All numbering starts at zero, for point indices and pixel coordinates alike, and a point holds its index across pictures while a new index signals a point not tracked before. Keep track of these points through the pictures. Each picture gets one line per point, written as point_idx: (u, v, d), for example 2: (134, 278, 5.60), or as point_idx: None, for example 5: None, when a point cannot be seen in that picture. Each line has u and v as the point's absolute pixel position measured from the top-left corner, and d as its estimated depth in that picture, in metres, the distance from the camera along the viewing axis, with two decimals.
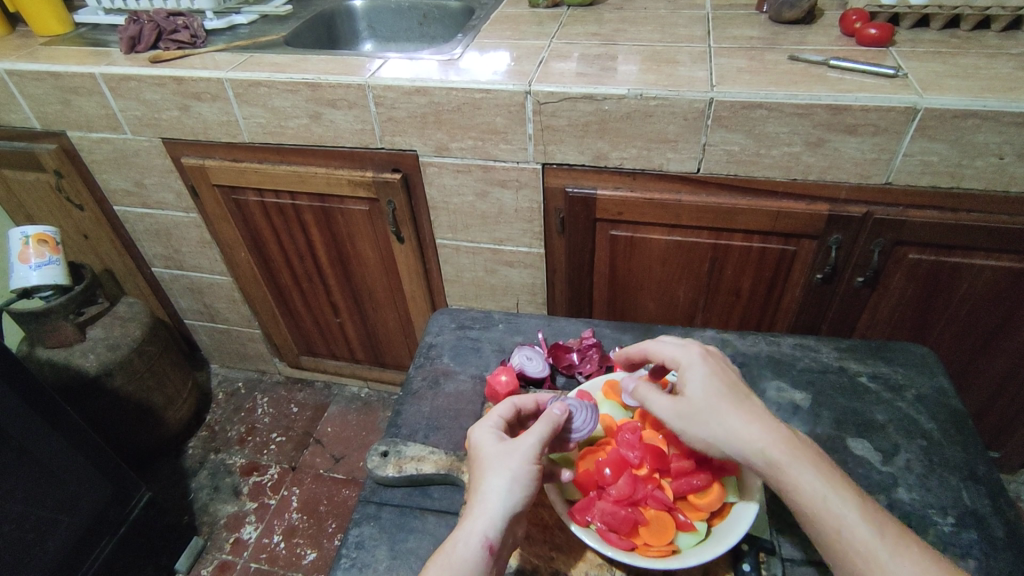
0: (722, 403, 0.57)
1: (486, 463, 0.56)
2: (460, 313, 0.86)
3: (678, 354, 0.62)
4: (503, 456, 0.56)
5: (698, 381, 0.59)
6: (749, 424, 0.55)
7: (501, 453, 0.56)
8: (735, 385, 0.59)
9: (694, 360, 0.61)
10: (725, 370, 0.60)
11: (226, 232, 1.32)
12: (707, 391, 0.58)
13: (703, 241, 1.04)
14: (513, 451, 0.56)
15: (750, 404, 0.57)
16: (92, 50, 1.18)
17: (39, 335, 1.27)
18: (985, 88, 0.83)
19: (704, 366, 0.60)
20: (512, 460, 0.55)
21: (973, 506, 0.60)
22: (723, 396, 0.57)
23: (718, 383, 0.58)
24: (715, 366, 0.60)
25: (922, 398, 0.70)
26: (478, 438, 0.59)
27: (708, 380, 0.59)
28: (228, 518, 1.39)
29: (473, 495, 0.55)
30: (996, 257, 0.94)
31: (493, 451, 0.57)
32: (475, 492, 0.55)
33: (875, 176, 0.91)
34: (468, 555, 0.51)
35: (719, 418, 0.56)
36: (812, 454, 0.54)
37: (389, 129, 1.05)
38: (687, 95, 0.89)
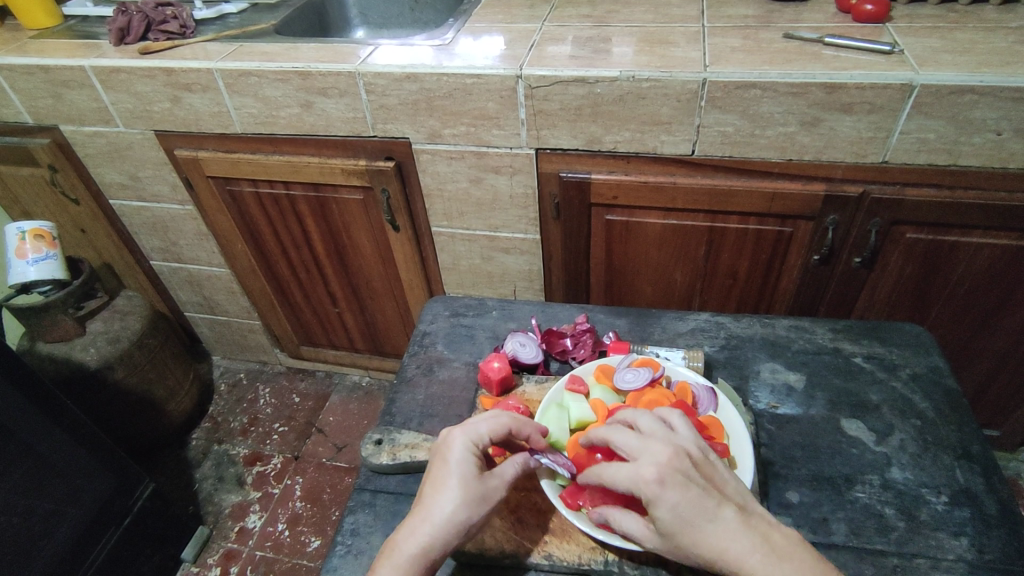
0: (700, 534, 0.50)
1: (455, 491, 0.55)
2: (454, 300, 0.86)
3: (630, 477, 0.52)
4: (474, 494, 0.55)
5: (665, 516, 0.50)
6: (732, 555, 0.49)
7: (472, 489, 0.55)
8: (706, 504, 0.50)
9: (654, 492, 0.50)
10: (688, 492, 0.50)
11: (222, 223, 1.32)
12: (679, 522, 0.50)
13: (700, 223, 1.03)
14: (484, 493, 0.55)
15: (727, 523, 0.50)
16: (81, 43, 1.17)
17: (39, 330, 1.28)
18: (983, 63, 0.82)
19: (666, 499, 0.50)
20: (479, 503, 0.55)
21: (966, 485, 0.60)
22: (697, 526, 0.50)
23: (688, 513, 0.50)
24: (677, 490, 0.50)
25: (917, 377, 0.70)
26: (457, 456, 0.56)
27: (678, 512, 0.50)
28: (233, 507, 1.40)
29: (428, 515, 0.54)
30: (994, 235, 0.93)
31: (465, 482, 0.55)
32: (432, 515, 0.54)
33: (871, 155, 0.90)
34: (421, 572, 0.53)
35: (699, 553, 0.50)
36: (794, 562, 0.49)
37: (381, 117, 1.04)
38: (680, 76, 0.87)
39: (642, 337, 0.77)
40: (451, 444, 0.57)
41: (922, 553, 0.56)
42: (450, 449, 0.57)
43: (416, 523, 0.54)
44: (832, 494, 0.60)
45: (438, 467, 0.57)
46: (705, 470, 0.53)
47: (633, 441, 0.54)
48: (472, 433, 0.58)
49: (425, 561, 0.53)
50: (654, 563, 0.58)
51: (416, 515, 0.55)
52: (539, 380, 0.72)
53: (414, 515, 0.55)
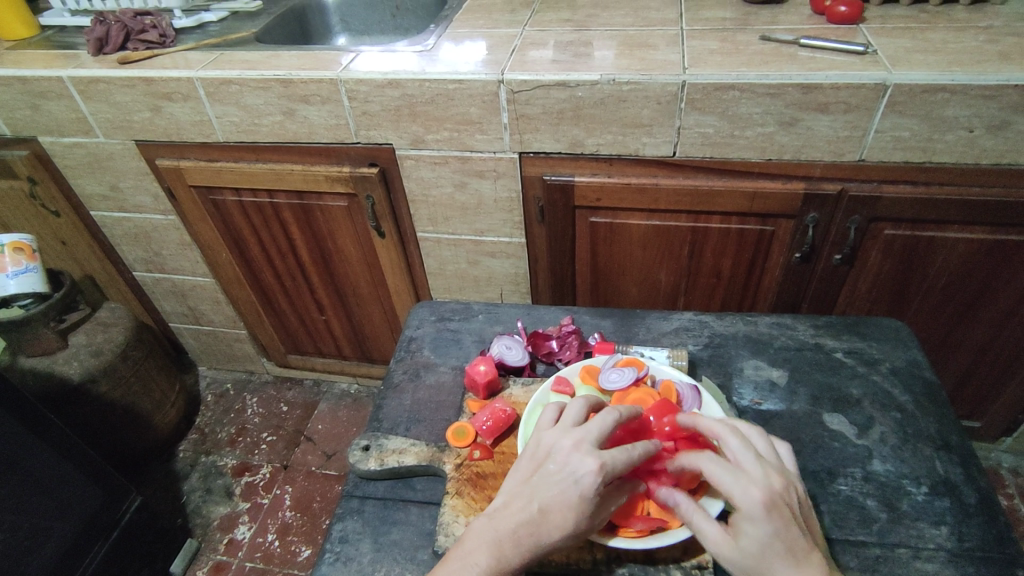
0: (777, 565, 0.49)
1: (569, 525, 0.52)
2: (440, 305, 0.86)
3: (734, 490, 0.50)
4: (581, 529, 0.52)
5: (754, 539, 0.49)
6: None
7: (584, 527, 0.52)
8: (798, 540, 0.49)
9: (756, 512, 0.49)
10: (790, 523, 0.49)
11: (206, 232, 1.31)
12: (760, 548, 0.49)
13: (682, 224, 1.04)
14: (591, 527, 0.53)
15: (807, 561, 0.49)
16: (59, 53, 1.16)
17: (20, 344, 1.26)
18: (953, 62, 0.84)
19: (764, 523, 0.49)
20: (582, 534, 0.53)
21: (945, 475, 0.61)
22: (781, 559, 0.49)
23: (777, 543, 0.49)
24: (780, 520, 0.49)
25: (895, 371, 0.72)
26: (586, 495, 0.52)
27: (767, 540, 0.49)
28: (221, 519, 1.39)
29: (534, 534, 0.52)
30: (969, 230, 0.95)
31: (581, 520, 0.52)
32: (539, 538, 0.52)
33: (848, 154, 0.91)
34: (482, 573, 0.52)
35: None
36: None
37: (364, 123, 1.04)
38: (660, 79, 0.89)
39: (628, 337, 0.78)
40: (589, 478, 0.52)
41: (903, 543, 0.57)
42: (584, 478, 0.52)
43: (515, 537, 0.52)
44: (815, 487, 0.61)
45: (562, 492, 0.52)
46: (805, 509, 0.52)
47: (747, 460, 0.52)
48: (606, 470, 0.52)
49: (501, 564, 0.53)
50: (642, 560, 0.58)
51: (518, 529, 0.53)
52: (526, 382, 0.72)
53: (514, 528, 0.53)
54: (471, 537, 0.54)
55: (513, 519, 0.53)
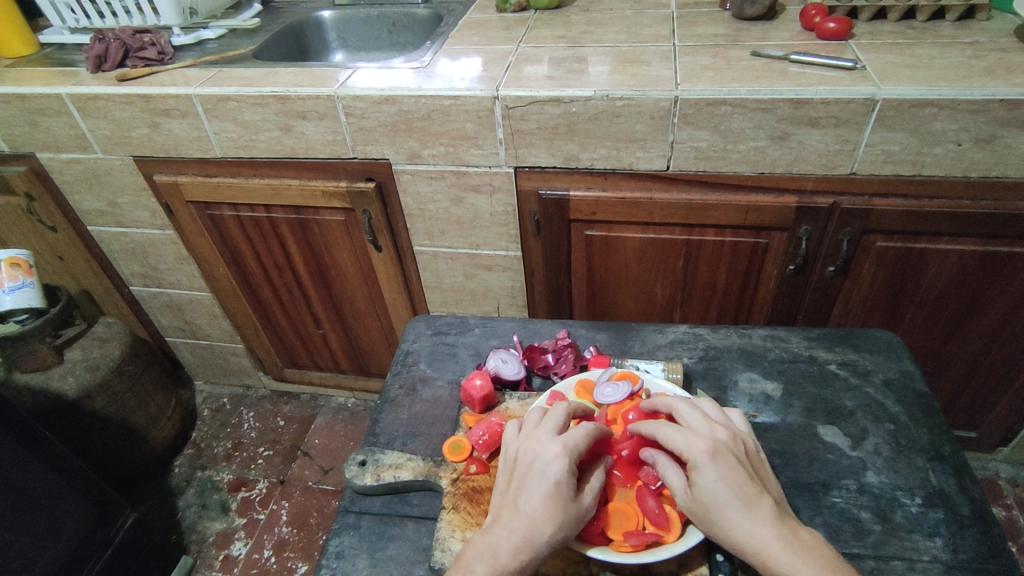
0: (730, 511, 0.52)
1: (557, 513, 0.53)
2: (436, 319, 0.86)
3: (682, 444, 0.55)
4: (571, 515, 0.54)
5: (706, 486, 0.53)
6: (757, 533, 0.51)
7: (570, 510, 0.54)
8: (748, 487, 0.53)
9: (702, 458, 0.54)
10: (736, 470, 0.53)
11: (203, 247, 1.31)
12: (714, 494, 0.52)
13: (677, 237, 1.05)
14: (580, 511, 0.54)
15: (759, 505, 0.52)
16: (58, 70, 1.17)
17: (15, 360, 1.25)
18: (940, 77, 0.85)
19: (711, 468, 0.53)
20: (575, 525, 0.54)
21: (939, 486, 0.62)
22: (733, 503, 0.52)
23: (727, 488, 0.52)
24: (727, 464, 0.53)
25: (888, 382, 0.72)
26: (560, 476, 0.54)
27: (717, 485, 0.52)
28: (217, 535, 1.38)
29: (528, 535, 0.52)
30: (960, 241, 0.96)
31: (565, 503, 0.54)
32: (534, 537, 0.52)
33: (839, 167, 0.92)
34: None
35: (724, 528, 0.52)
36: (819, 558, 0.50)
37: (360, 139, 1.05)
38: (653, 95, 0.90)
39: (623, 350, 0.78)
40: (551, 460, 0.55)
41: (898, 555, 0.57)
42: (552, 462, 0.55)
43: (513, 543, 0.52)
44: (810, 500, 0.61)
45: (536, 482, 0.54)
46: (754, 459, 0.56)
47: (694, 421, 0.57)
48: (571, 450, 0.56)
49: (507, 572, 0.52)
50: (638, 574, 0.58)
51: (513, 535, 0.53)
52: (522, 397, 0.72)
53: (509, 533, 0.53)
54: (472, 553, 0.53)
55: (504, 527, 0.53)
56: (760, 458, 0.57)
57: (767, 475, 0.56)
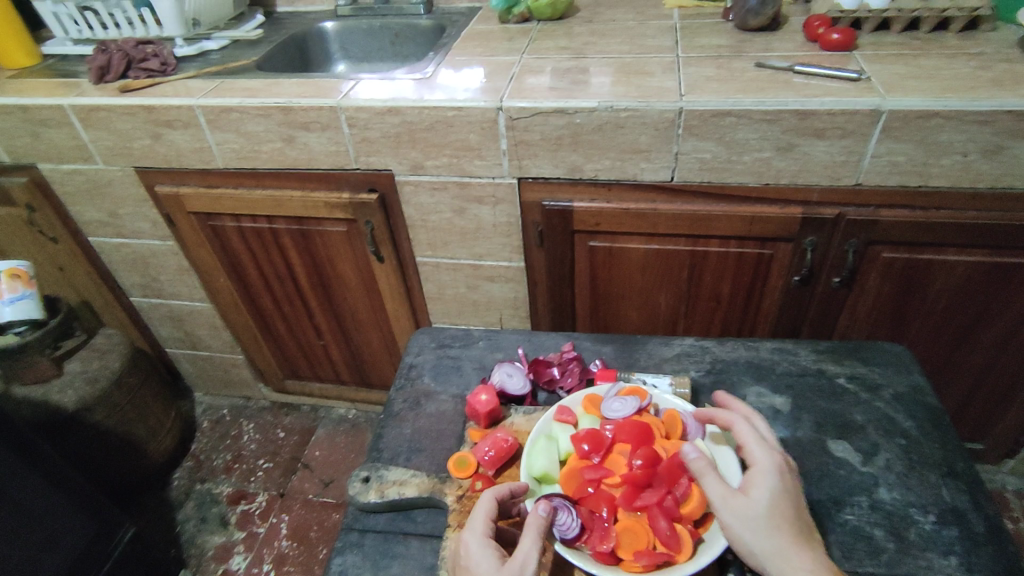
0: (781, 525, 0.53)
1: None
2: (440, 331, 0.85)
3: (756, 449, 0.56)
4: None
5: (767, 492, 0.54)
6: (797, 553, 0.52)
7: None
8: (795, 512, 0.54)
9: (773, 467, 0.55)
10: (795, 492, 0.55)
11: (204, 258, 1.31)
12: (773, 503, 0.53)
13: (682, 248, 1.04)
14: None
15: (801, 530, 0.53)
16: (61, 82, 1.17)
17: (13, 372, 1.24)
18: (946, 88, 0.85)
19: (780, 480, 0.54)
20: None
21: (954, 503, 0.61)
22: (785, 515, 0.53)
23: (786, 502, 0.54)
24: (789, 484, 0.55)
25: (899, 397, 0.71)
26: (477, 557, 0.52)
27: (779, 496, 0.54)
28: (216, 549, 1.36)
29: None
30: (966, 252, 0.95)
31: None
32: None
33: (845, 178, 0.92)
34: None
35: (770, 538, 0.52)
36: None
37: (364, 149, 1.05)
38: (657, 106, 0.89)
39: (629, 363, 0.77)
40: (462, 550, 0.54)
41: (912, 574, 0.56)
42: (463, 547, 0.54)
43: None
44: (822, 517, 0.60)
45: None
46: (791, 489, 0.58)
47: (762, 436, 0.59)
48: (482, 530, 0.55)
49: None
50: None
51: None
52: (527, 411, 0.71)
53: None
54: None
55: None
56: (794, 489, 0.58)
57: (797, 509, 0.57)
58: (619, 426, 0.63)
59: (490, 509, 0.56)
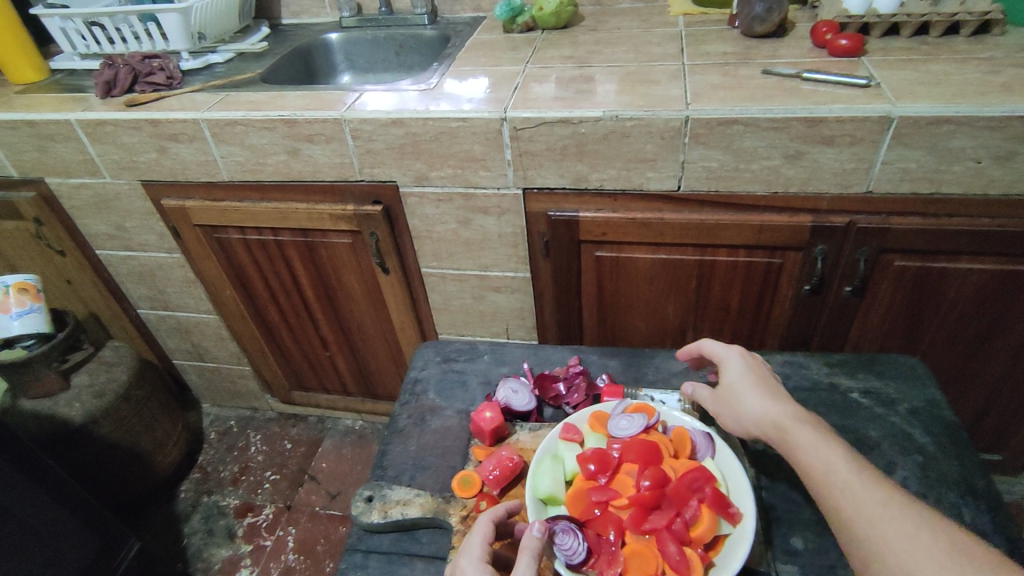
0: (756, 393, 0.63)
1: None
2: (445, 345, 0.84)
3: (733, 371, 0.66)
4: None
5: (734, 375, 0.65)
6: (797, 441, 0.58)
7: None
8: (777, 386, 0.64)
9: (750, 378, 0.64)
10: (777, 394, 0.62)
11: (210, 270, 1.31)
12: (741, 380, 0.65)
13: (690, 257, 1.03)
14: None
15: (779, 393, 0.62)
16: (69, 96, 1.18)
17: (22, 386, 1.25)
18: (958, 94, 0.83)
19: (758, 388, 0.63)
20: None
21: (974, 523, 0.59)
22: (772, 413, 0.60)
23: (753, 376, 0.65)
24: (773, 389, 0.63)
25: (915, 411, 0.69)
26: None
27: (744, 372, 0.65)
28: (223, 563, 1.36)
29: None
30: (980, 260, 0.93)
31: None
32: None
33: (855, 186, 0.90)
34: None
35: (750, 408, 0.62)
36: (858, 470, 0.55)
37: (368, 161, 1.05)
38: (663, 115, 0.88)
39: (637, 378, 0.76)
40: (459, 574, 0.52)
41: None
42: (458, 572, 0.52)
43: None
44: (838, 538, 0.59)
45: None
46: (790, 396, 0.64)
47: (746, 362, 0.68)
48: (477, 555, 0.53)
49: None
50: None
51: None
52: (533, 428, 0.70)
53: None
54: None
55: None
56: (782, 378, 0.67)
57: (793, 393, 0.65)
58: (626, 446, 0.61)
59: (486, 531, 0.55)
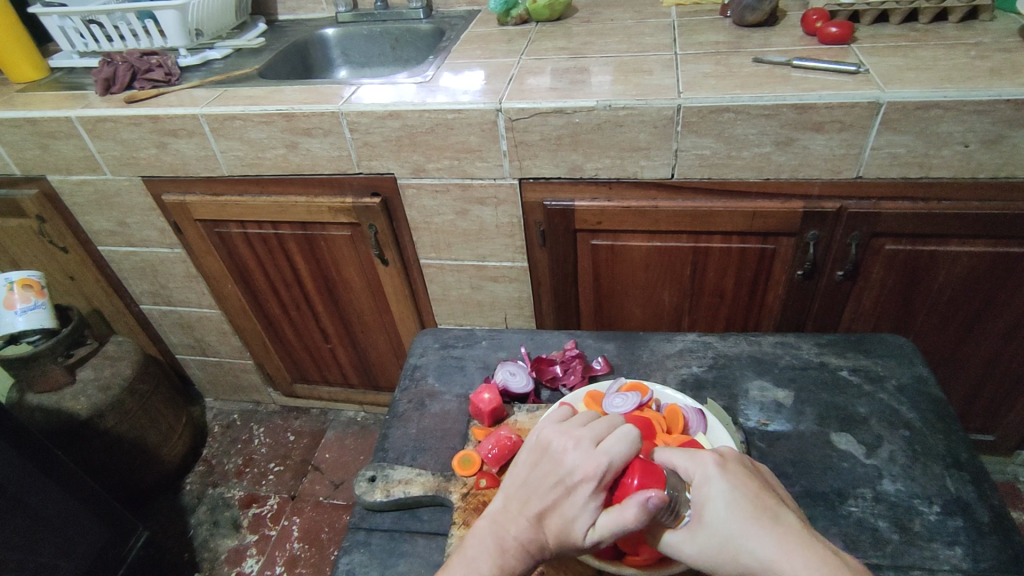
0: (755, 523, 0.48)
1: (561, 534, 0.52)
2: (444, 332, 0.86)
3: (690, 467, 0.52)
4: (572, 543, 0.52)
5: (720, 496, 0.49)
6: (780, 547, 0.46)
7: (573, 540, 0.51)
8: (760, 491, 0.50)
9: (711, 471, 0.51)
10: (746, 482, 0.50)
11: (211, 264, 1.32)
12: (733, 507, 0.49)
13: (684, 244, 1.05)
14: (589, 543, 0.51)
15: (750, 484, 0.50)
16: (69, 94, 1.19)
17: (28, 380, 1.27)
18: (945, 79, 0.85)
19: (724, 480, 0.50)
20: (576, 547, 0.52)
21: (958, 493, 0.61)
22: (750, 513, 0.48)
23: (744, 498, 0.49)
24: (736, 476, 0.51)
25: (902, 388, 0.71)
26: (582, 507, 0.51)
27: (731, 497, 0.49)
28: (229, 552, 1.38)
29: (521, 541, 0.53)
30: (970, 243, 0.95)
31: (571, 532, 0.51)
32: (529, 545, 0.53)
33: (845, 171, 0.92)
34: None
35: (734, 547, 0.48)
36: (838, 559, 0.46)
37: (366, 154, 1.06)
38: (655, 103, 0.90)
39: (632, 360, 0.78)
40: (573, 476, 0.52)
41: (917, 565, 0.56)
42: (575, 479, 0.52)
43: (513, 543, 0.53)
44: (826, 509, 0.61)
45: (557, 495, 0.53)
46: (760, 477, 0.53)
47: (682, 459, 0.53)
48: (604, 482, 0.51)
49: None
50: None
51: (510, 538, 0.53)
52: (530, 409, 0.71)
53: (514, 530, 0.53)
54: (472, 537, 0.55)
55: (508, 527, 0.54)
56: (766, 475, 0.54)
57: (778, 491, 0.53)
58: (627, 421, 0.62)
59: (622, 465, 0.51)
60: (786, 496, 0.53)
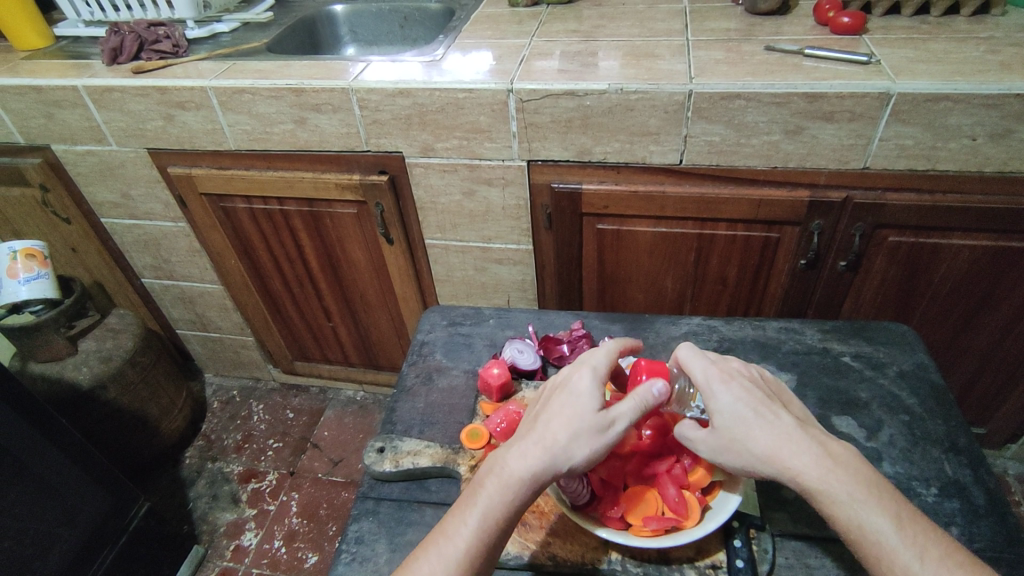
0: (755, 426, 0.54)
1: (576, 422, 0.54)
2: (451, 309, 0.87)
3: (695, 378, 0.58)
4: (592, 427, 0.53)
5: (725, 408, 0.55)
6: (780, 447, 0.52)
7: (592, 421, 0.54)
8: (762, 395, 0.56)
9: (715, 384, 0.57)
10: (749, 391, 0.56)
11: (216, 240, 1.32)
12: (735, 415, 0.54)
13: (689, 230, 1.05)
14: (614, 424, 0.54)
15: (755, 394, 0.56)
16: (74, 63, 1.18)
17: (30, 350, 1.27)
18: (956, 72, 0.85)
19: (728, 390, 0.56)
20: (607, 432, 0.53)
21: (955, 476, 0.62)
22: (754, 419, 0.54)
23: (746, 406, 0.55)
24: (740, 386, 0.56)
25: (903, 374, 0.72)
26: (582, 391, 0.56)
27: (735, 403, 0.55)
28: (228, 525, 1.39)
29: (543, 439, 0.54)
30: (972, 236, 0.96)
31: (585, 415, 0.54)
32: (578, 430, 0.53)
33: (852, 162, 0.93)
34: (513, 479, 0.53)
35: (740, 448, 0.53)
36: (835, 455, 0.52)
37: (374, 131, 1.06)
38: (667, 88, 0.90)
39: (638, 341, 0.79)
40: (580, 379, 0.57)
41: None
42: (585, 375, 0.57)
43: (562, 432, 0.54)
44: None
45: (574, 392, 0.56)
46: (766, 386, 0.58)
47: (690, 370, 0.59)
48: (600, 373, 0.58)
49: (532, 483, 0.53)
50: (657, 560, 0.59)
51: (531, 444, 0.54)
52: (538, 386, 0.73)
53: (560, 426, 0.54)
54: (510, 456, 0.54)
55: (526, 437, 0.55)
56: (772, 381, 0.60)
57: (781, 396, 0.59)
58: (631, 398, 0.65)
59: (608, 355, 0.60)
60: (791, 400, 0.59)
